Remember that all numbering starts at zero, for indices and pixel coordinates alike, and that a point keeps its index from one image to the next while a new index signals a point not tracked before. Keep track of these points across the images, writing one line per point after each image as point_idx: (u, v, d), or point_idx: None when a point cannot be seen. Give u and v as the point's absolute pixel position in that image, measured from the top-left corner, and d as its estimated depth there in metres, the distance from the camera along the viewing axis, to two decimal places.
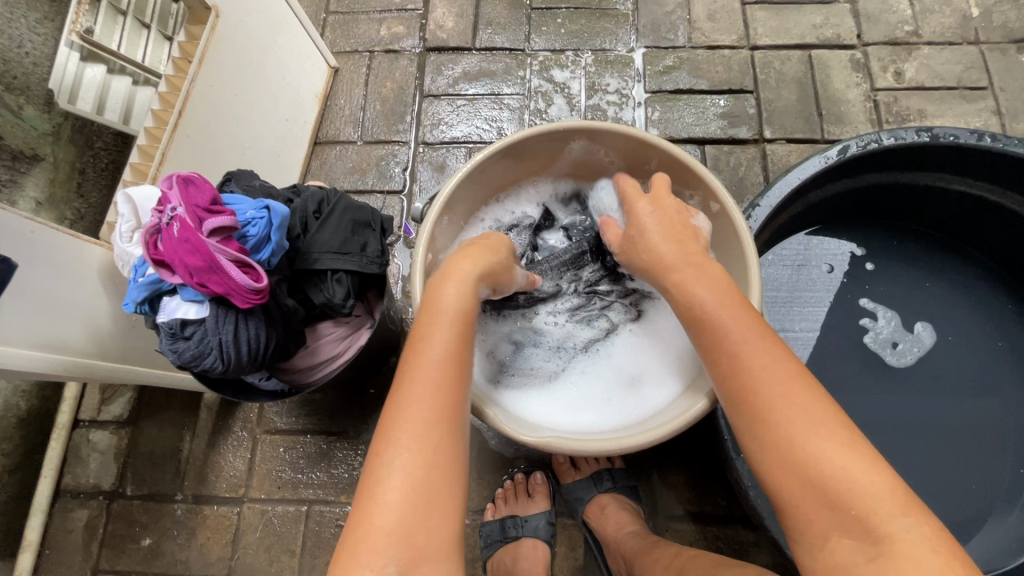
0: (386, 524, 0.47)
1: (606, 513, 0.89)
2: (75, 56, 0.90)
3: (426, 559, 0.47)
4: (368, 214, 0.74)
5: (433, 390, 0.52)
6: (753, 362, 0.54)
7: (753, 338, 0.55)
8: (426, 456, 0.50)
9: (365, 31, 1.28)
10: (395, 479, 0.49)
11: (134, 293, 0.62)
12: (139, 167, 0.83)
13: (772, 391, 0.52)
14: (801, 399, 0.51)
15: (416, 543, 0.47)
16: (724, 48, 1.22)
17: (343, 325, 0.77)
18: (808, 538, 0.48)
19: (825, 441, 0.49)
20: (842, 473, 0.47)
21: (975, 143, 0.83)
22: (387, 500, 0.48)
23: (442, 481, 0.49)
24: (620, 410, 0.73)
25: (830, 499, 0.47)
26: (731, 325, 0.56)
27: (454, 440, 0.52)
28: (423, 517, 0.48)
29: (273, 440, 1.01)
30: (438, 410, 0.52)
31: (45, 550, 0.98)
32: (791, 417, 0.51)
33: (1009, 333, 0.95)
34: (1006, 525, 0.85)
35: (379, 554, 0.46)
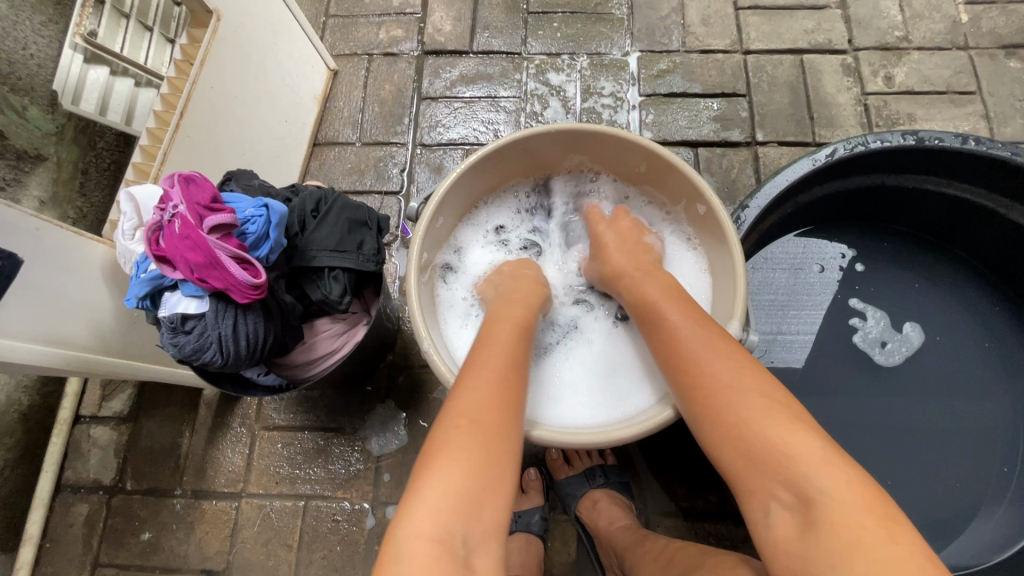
0: (450, 491, 0.49)
1: (598, 509, 0.90)
2: (78, 58, 0.92)
3: (485, 535, 0.49)
4: (365, 213, 0.76)
5: (494, 379, 0.58)
6: (694, 352, 0.59)
7: (692, 332, 0.60)
8: (489, 435, 0.53)
9: (363, 34, 1.30)
10: (456, 455, 0.52)
11: (136, 288, 0.64)
12: (140, 167, 0.85)
13: (713, 379, 0.56)
14: (739, 382, 0.55)
15: (479, 518, 0.49)
16: (718, 52, 1.24)
17: (340, 321, 0.79)
18: (761, 524, 0.51)
19: (768, 427, 0.52)
20: (781, 453, 0.51)
21: (959, 146, 0.84)
22: (447, 474, 0.50)
23: (500, 461, 0.53)
24: (604, 401, 0.75)
25: (770, 476, 0.51)
26: (683, 326, 0.61)
27: (512, 427, 0.56)
28: (483, 493, 0.51)
29: (271, 437, 1.03)
30: (502, 397, 0.57)
31: (45, 544, 0.99)
32: (730, 402, 0.55)
33: (995, 333, 0.97)
34: (991, 522, 0.86)
35: (442, 524, 0.48)
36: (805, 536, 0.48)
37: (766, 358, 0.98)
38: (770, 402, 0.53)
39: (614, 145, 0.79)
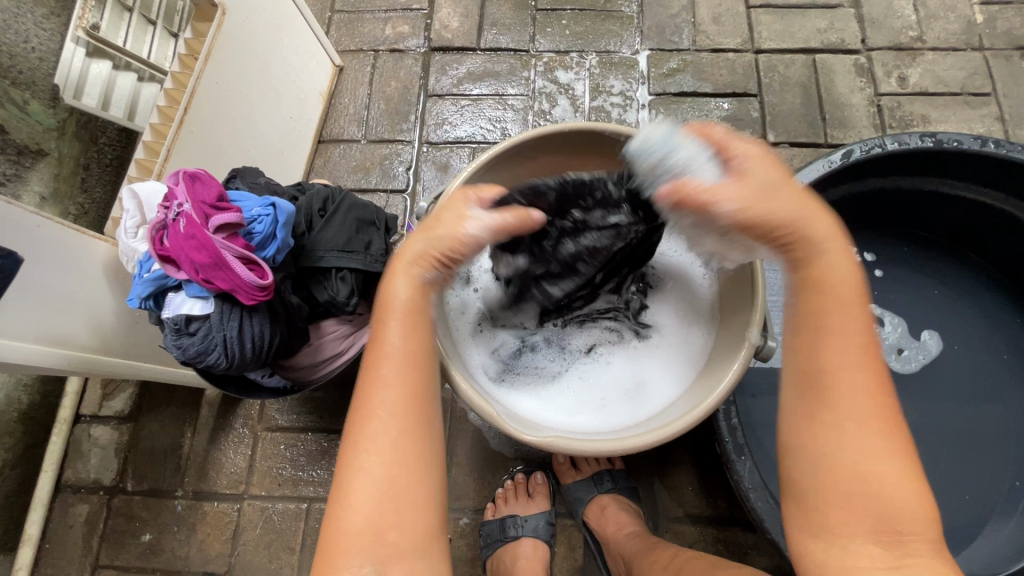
0: (358, 524, 0.51)
1: (606, 514, 0.89)
2: (81, 52, 0.90)
3: (401, 554, 0.50)
4: (373, 213, 0.74)
5: (393, 392, 0.54)
6: (849, 384, 0.51)
7: (851, 359, 0.52)
8: (391, 459, 0.52)
9: (369, 30, 1.29)
10: (360, 483, 0.52)
11: (140, 289, 0.62)
12: (144, 163, 0.83)
13: (854, 418, 0.51)
14: (873, 426, 0.51)
15: (388, 541, 0.50)
16: (729, 51, 1.22)
17: (346, 323, 0.77)
18: (836, 548, 0.50)
19: (884, 464, 0.50)
20: (886, 491, 0.49)
21: (979, 149, 0.83)
22: (355, 503, 0.51)
23: (408, 480, 0.52)
24: (622, 413, 0.72)
25: (866, 509, 0.49)
26: (841, 329, 0.52)
27: (414, 436, 0.53)
28: (393, 515, 0.51)
29: (274, 438, 1.01)
30: (401, 413, 0.53)
31: (44, 545, 0.98)
32: (867, 444, 0.50)
33: (1011, 340, 0.95)
34: (1005, 531, 0.85)
35: (354, 555, 0.50)
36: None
37: None
38: (895, 456, 0.51)
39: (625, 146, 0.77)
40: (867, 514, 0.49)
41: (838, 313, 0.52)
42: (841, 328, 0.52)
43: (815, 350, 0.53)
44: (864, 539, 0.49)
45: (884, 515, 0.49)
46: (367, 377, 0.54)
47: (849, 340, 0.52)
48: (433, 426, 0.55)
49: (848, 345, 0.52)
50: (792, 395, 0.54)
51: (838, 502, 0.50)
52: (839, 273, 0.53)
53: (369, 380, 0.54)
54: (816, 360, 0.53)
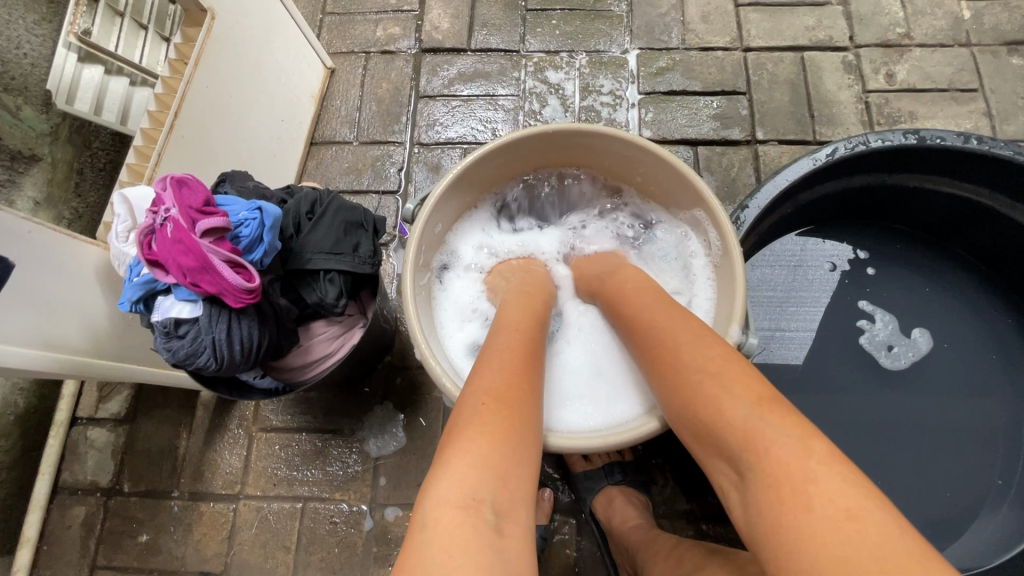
0: (472, 466, 0.48)
1: (613, 505, 0.89)
2: (72, 57, 0.92)
3: (514, 496, 0.48)
4: (361, 215, 0.75)
5: (519, 364, 0.59)
6: (672, 357, 0.57)
7: (671, 329, 0.59)
8: (510, 412, 0.53)
9: (360, 32, 1.29)
10: (485, 421, 0.51)
11: (129, 293, 0.63)
12: (135, 168, 0.84)
13: (685, 369, 0.55)
14: (706, 362, 0.54)
15: (509, 480, 0.48)
16: (718, 49, 1.23)
17: (336, 324, 0.79)
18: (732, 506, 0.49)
19: (735, 407, 0.49)
20: (737, 427, 0.48)
21: (961, 145, 0.83)
22: (477, 436, 0.50)
23: (525, 438, 0.52)
24: (598, 402, 0.73)
25: (738, 459, 0.48)
26: (652, 311, 0.63)
27: (533, 396, 0.56)
28: (514, 459, 0.50)
29: (268, 438, 1.02)
30: (523, 381, 0.57)
31: (43, 547, 0.99)
32: (700, 386, 0.52)
33: (999, 336, 0.96)
34: (990, 525, 0.86)
35: (473, 483, 0.47)
36: (762, 508, 0.45)
37: (766, 357, 0.98)
38: (738, 379, 0.51)
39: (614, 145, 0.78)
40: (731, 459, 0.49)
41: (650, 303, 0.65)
42: (653, 320, 0.62)
43: (633, 324, 0.65)
44: (730, 484, 0.49)
45: (735, 439, 0.48)
46: (493, 348, 0.61)
47: (660, 321, 0.61)
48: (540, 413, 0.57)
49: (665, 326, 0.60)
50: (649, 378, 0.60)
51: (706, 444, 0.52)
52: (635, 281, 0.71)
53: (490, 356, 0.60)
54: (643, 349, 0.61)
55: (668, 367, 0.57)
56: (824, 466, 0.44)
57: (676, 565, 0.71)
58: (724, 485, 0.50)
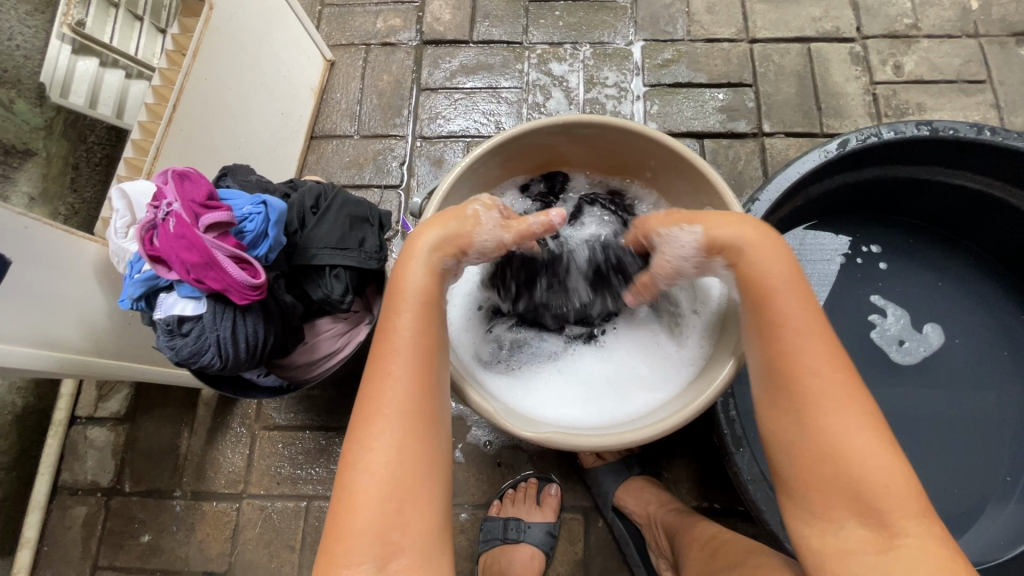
0: (364, 520, 0.51)
1: (644, 495, 0.89)
2: (66, 49, 0.89)
3: (401, 549, 0.51)
4: (366, 209, 0.73)
5: (407, 384, 0.54)
6: (817, 396, 0.53)
7: (825, 364, 0.54)
8: (399, 459, 0.52)
9: (360, 24, 1.27)
10: (369, 480, 0.51)
11: (130, 290, 0.62)
12: (133, 162, 0.83)
13: (837, 416, 0.53)
14: (864, 420, 0.52)
15: (390, 537, 0.50)
16: (723, 41, 1.21)
17: (342, 320, 0.77)
18: (822, 532, 0.52)
19: (874, 462, 0.51)
20: (869, 482, 0.51)
21: (974, 137, 0.82)
22: (363, 497, 0.51)
23: (414, 471, 0.52)
24: (609, 403, 0.72)
25: (859, 506, 0.51)
26: (794, 321, 0.55)
27: (424, 433, 0.54)
28: (394, 515, 0.51)
29: (271, 437, 1.01)
30: (410, 408, 0.53)
31: (43, 548, 0.98)
32: (852, 442, 0.52)
33: (1009, 331, 0.96)
34: (999, 519, 0.86)
35: (354, 552, 0.50)
36: (882, 557, 0.49)
37: None
38: (866, 431, 0.52)
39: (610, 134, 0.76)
40: (845, 497, 0.51)
41: (792, 304, 0.56)
42: (799, 346, 0.54)
43: (769, 327, 0.56)
44: (859, 528, 0.51)
45: (873, 501, 0.51)
46: (379, 365, 0.55)
47: (812, 349, 0.54)
48: (440, 427, 0.56)
49: (820, 358, 0.54)
50: (766, 394, 0.57)
51: (823, 497, 0.53)
52: (760, 265, 0.58)
53: (379, 374, 0.55)
54: (778, 368, 0.55)
55: (814, 409, 0.53)
56: (945, 555, 0.49)
57: (713, 558, 0.70)
58: (829, 523, 0.52)
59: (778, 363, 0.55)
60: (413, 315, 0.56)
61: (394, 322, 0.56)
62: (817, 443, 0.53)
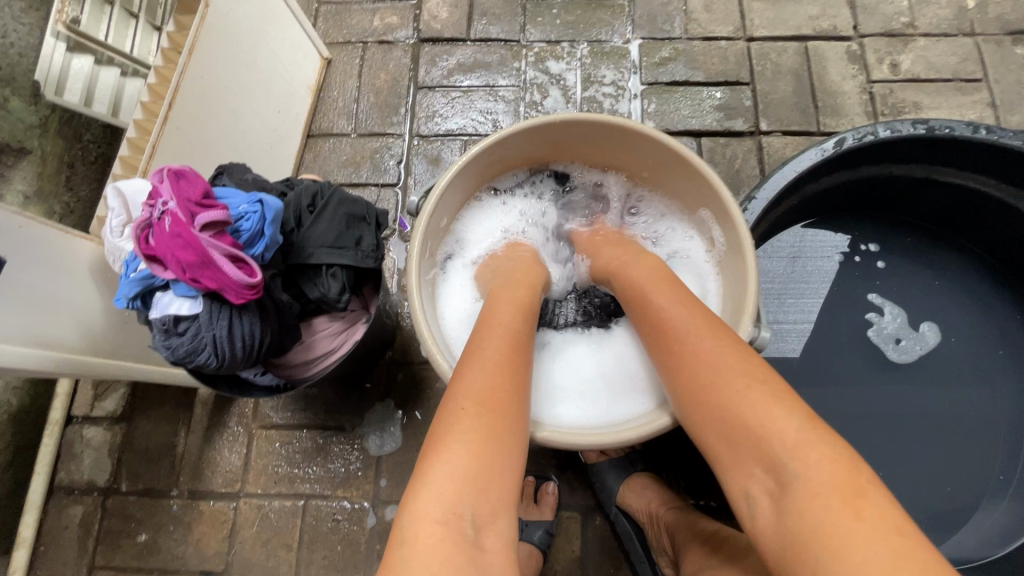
0: (448, 476, 0.48)
1: (647, 492, 0.89)
2: (61, 47, 0.89)
3: (496, 510, 0.48)
4: (363, 208, 0.73)
5: (498, 362, 0.57)
6: (694, 363, 0.58)
7: (700, 334, 0.59)
8: (500, 419, 0.53)
9: (357, 22, 1.27)
10: (470, 432, 0.50)
11: (126, 289, 0.61)
12: (129, 161, 0.82)
13: (715, 376, 0.55)
14: (737, 374, 0.54)
15: (490, 493, 0.48)
16: (721, 39, 1.21)
17: (339, 319, 0.77)
18: (742, 502, 0.52)
19: (751, 407, 0.52)
20: (754, 428, 0.51)
21: (971, 135, 0.82)
22: (463, 448, 0.49)
23: (503, 442, 0.52)
24: (606, 398, 0.73)
25: (750, 458, 0.51)
26: (664, 307, 0.63)
27: (521, 405, 0.56)
28: (495, 471, 0.49)
29: (269, 436, 1.01)
30: (504, 383, 0.55)
31: (39, 547, 0.98)
32: (728, 397, 0.53)
33: (1004, 329, 0.96)
34: (993, 516, 0.86)
35: (455, 501, 0.47)
36: (781, 521, 0.48)
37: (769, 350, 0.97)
38: (743, 379, 0.54)
39: (585, 131, 0.77)
40: (745, 454, 0.52)
41: (669, 298, 0.64)
42: (676, 322, 0.61)
43: (648, 318, 0.65)
44: (761, 488, 0.50)
45: (763, 453, 0.50)
46: (484, 341, 0.59)
47: (684, 323, 0.61)
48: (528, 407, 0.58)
49: (694, 330, 0.59)
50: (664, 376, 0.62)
51: (728, 460, 0.53)
52: (637, 274, 0.69)
53: (472, 353, 0.58)
54: (663, 348, 0.62)
55: (692, 379, 0.57)
56: (843, 485, 0.45)
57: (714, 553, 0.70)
58: (741, 493, 0.52)
59: (660, 340, 0.62)
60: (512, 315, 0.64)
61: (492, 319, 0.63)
62: (700, 406, 0.56)
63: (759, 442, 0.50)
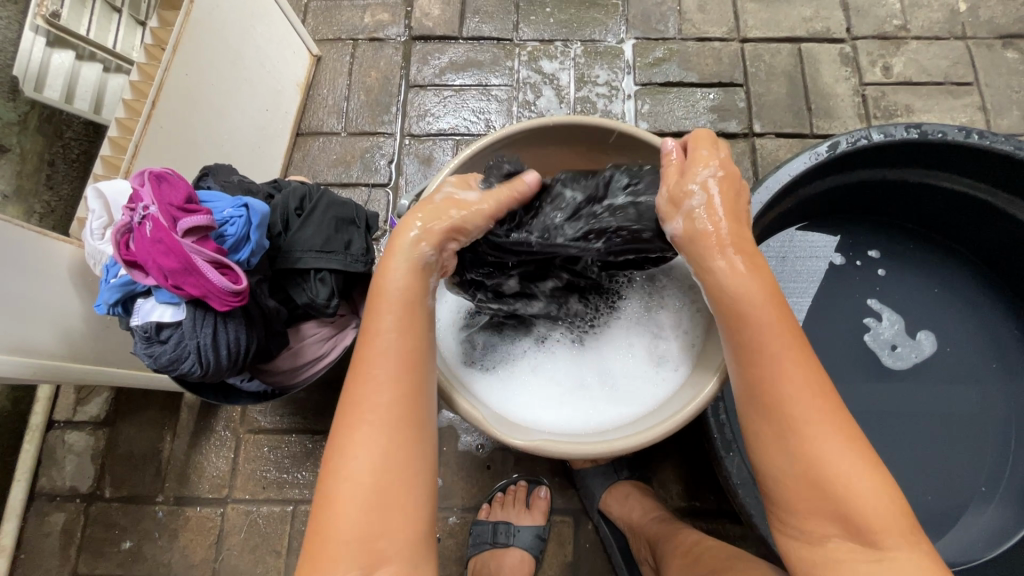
0: (343, 533, 0.49)
1: (629, 501, 0.88)
2: (41, 41, 0.85)
3: (388, 559, 0.49)
4: (352, 211, 0.72)
5: (387, 387, 0.53)
6: (804, 419, 0.52)
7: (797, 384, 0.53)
8: (388, 461, 0.51)
9: (347, 18, 1.24)
10: (346, 487, 0.50)
11: (106, 295, 0.60)
12: (110, 160, 0.80)
13: (822, 444, 0.51)
14: (847, 448, 0.51)
15: (376, 546, 0.49)
16: (714, 40, 1.21)
17: (328, 324, 0.76)
18: (809, 546, 0.52)
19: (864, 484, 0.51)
20: (855, 500, 0.50)
21: (963, 140, 0.83)
22: (341, 509, 0.49)
23: (400, 477, 0.51)
24: (590, 401, 0.73)
25: (844, 520, 0.50)
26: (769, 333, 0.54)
27: (408, 438, 0.52)
28: (377, 522, 0.49)
29: (257, 440, 0.99)
30: (393, 414, 0.52)
31: (20, 555, 0.95)
32: (840, 464, 0.51)
33: (995, 337, 0.97)
34: (980, 519, 0.87)
35: (339, 561, 0.48)
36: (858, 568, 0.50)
37: None
38: (857, 452, 0.51)
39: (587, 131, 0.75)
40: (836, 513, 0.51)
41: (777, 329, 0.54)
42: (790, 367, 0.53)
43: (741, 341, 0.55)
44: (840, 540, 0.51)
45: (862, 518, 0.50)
46: (362, 365, 0.53)
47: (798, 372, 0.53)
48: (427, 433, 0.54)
49: (793, 374, 0.53)
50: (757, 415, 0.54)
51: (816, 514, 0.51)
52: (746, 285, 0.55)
53: (359, 379, 0.53)
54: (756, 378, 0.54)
55: (793, 425, 0.52)
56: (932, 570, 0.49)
57: (700, 565, 0.70)
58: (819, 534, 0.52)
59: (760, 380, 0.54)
60: (395, 318, 0.55)
61: (377, 329, 0.55)
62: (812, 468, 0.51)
63: (858, 510, 0.50)
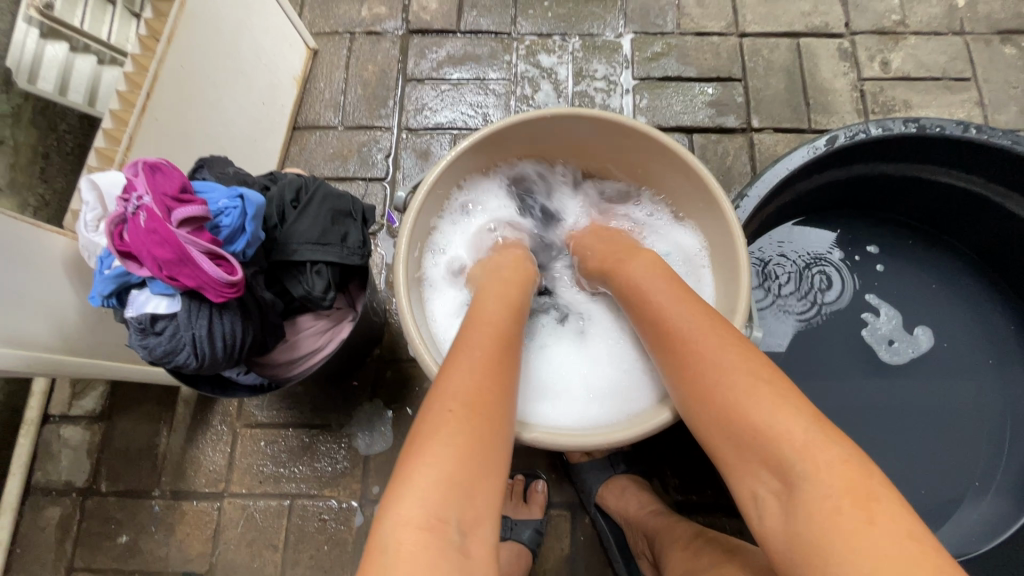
0: (433, 472, 0.47)
1: (626, 495, 0.89)
2: (33, 33, 0.86)
3: (474, 513, 0.47)
4: (349, 203, 0.72)
5: (486, 347, 0.57)
6: (713, 371, 0.54)
7: (701, 336, 0.57)
8: (481, 411, 0.51)
9: (344, 12, 1.24)
10: (446, 428, 0.49)
11: (100, 287, 0.59)
12: (104, 152, 0.79)
13: (723, 385, 0.53)
14: (748, 384, 0.52)
15: (466, 495, 0.47)
16: (713, 35, 1.20)
17: (324, 318, 0.76)
18: (751, 510, 0.51)
19: (775, 420, 0.49)
20: (771, 440, 0.49)
21: (960, 134, 0.83)
22: (431, 450, 0.48)
23: (492, 429, 0.51)
24: (587, 394, 0.73)
25: (757, 461, 0.50)
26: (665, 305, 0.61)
27: (502, 397, 0.54)
28: (470, 470, 0.48)
29: (254, 435, 0.99)
30: (492, 370, 0.55)
31: (15, 550, 0.95)
32: (742, 404, 0.51)
33: (991, 333, 0.97)
34: (976, 513, 0.88)
35: (426, 499, 0.46)
36: (785, 515, 0.47)
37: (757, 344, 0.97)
38: (764, 389, 0.51)
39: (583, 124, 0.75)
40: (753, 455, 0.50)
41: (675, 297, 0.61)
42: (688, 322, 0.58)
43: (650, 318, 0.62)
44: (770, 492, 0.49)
45: (766, 454, 0.49)
46: (466, 331, 0.59)
47: (685, 322, 0.58)
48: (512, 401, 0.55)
49: (699, 334, 0.57)
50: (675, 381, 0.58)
51: (738, 458, 0.51)
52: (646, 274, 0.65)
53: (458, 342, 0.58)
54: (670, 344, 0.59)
55: (702, 380, 0.55)
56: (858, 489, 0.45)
57: (696, 557, 0.70)
58: (749, 494, 0.51)
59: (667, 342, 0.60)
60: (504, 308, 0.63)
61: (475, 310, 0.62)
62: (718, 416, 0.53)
63: (776, 448, 0.49)
